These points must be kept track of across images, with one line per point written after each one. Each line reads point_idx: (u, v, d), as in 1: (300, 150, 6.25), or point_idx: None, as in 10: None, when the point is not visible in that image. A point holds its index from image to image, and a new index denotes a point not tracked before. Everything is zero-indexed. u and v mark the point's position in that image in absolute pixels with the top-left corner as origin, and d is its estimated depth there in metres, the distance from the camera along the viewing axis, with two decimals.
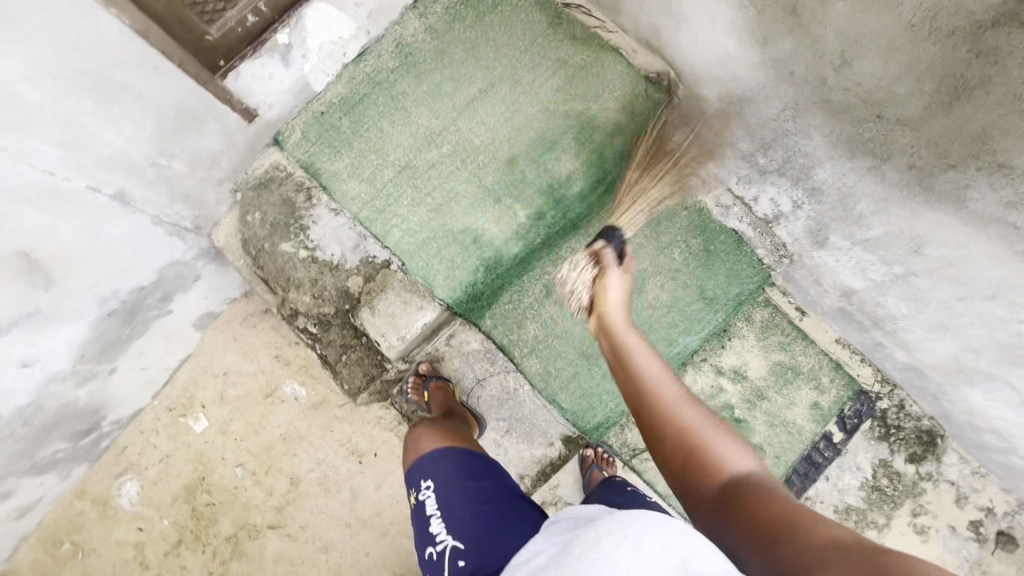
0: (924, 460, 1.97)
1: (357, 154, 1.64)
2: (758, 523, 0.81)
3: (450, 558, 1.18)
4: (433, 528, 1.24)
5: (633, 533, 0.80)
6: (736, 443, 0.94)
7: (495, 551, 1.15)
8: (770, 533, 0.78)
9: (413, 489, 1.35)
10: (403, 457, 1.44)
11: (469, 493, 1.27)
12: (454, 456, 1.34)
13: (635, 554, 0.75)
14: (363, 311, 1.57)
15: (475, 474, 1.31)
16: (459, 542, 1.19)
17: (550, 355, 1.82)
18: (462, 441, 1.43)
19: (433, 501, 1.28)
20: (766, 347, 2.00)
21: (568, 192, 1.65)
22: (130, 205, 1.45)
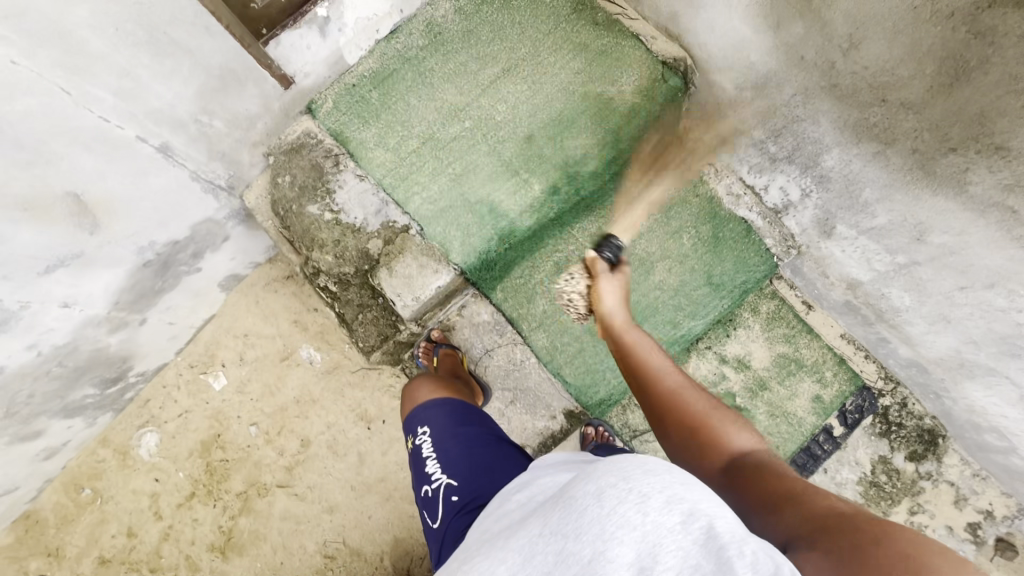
0: (924, 459, 1.98)
1: (384, 125, 1.74)
2: (767, 497, 0.87)
3: (442, 495, 1.31)
4: (428, 468, 1.38)
5: (596, 479, 0.74)
6: (743, 428, 1.03)
7: (482, 489, 1.28)
8: (779, 505, 0.85)
9: (410, 435, 1.50)
10: (403, 407, 1.60)
11: (459, 438, 1.40)
12: (446, 406, 1.49)
13: (598, 503, 0.69)
14: (381, 271, 1.64)
15: (464, 421, 1.45)
16: (452, 480, 1.32)
17: (557, 330, 1.89)
18: (456, 394, 1.58)
19: (429, 445, 1.42)
20: (771, 338, 2.03)
21: (582, 170, 1.75)
22: (172, 157, 1.57)
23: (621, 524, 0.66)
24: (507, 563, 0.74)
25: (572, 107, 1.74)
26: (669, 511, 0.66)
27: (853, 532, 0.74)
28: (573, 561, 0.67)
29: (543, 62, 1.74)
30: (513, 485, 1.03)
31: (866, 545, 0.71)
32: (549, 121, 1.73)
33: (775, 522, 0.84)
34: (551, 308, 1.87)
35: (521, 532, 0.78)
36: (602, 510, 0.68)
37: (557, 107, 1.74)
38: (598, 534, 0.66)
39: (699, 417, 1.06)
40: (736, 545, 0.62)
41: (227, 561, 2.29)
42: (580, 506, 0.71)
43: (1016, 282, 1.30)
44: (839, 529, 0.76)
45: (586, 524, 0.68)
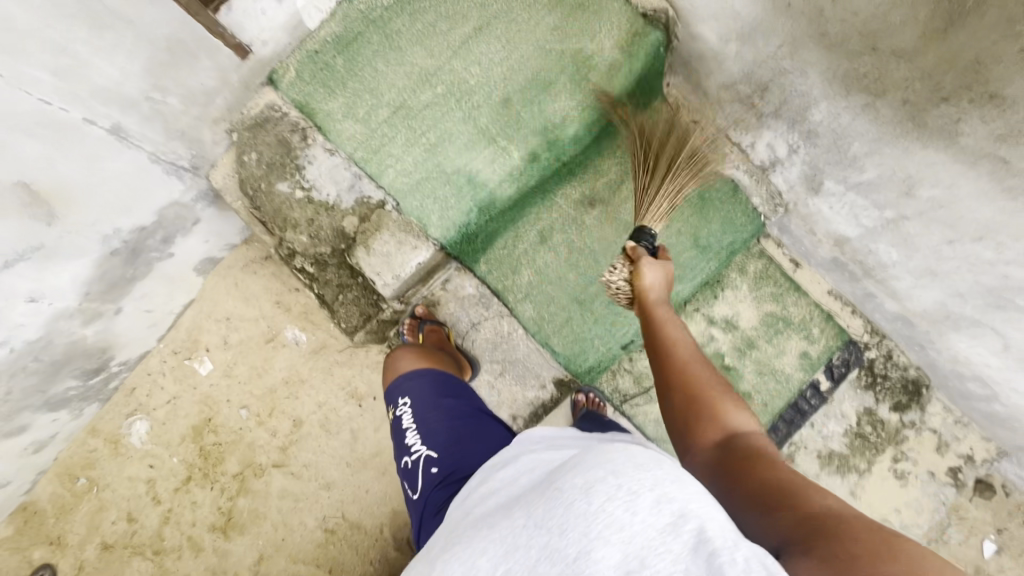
0: (908, 409, 2.01)
1: (351, 94, 1.64)
2: (757, 486, 0.87)
3: (423, 466, 1.31)
4: (409, 439, 1.37)
5: (584, 472, 0.75)
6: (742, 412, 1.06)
7: (464, 460, 1.28)
8: (766, 494, 0.85)
9: (390, 405, 1.49)
10: (384, 377, 1.59)
11: (441, 409, 1.40)
12: (428, 377, 1.49)
13: (586, 500, 0.71)
14: (359, 250, 1.59)
15: (447, 393, 1.45)
16: (433, 452, 1.32)
17: (542, 301, 1.86)
18: (437, 364, 1.58)
19: (409, 416, 1.42)
20: (759, 297, 2.03)
21: (562, 135, 1.68)
22: (127, 138, 1.48)
23: (610, 523, 0.68)
24: (490, 553, 0.75)
25: (550, 66, 1.63)
26: (659, 513, 0.68)
27: (834, 530, 0.73)
28: (558, 558, 0.69)
29: (518, 19, 1.62)
30: (495, 465, 1.03)
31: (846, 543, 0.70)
32: (527, 82, 1.63)
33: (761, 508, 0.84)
34: (537, 279, 1.84)
35: (501, 526, 0.78)
36: (591, 508, 0.70)
37: (534, 66, 1.63)
38: (586, 533, 0.68)
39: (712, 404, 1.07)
40: (726, 550, 0.62)
41: (229, 540, 2.31)
42: (568, 502, 0.72)
43: (1005, 234, 1.28)
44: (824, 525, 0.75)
45: (572, 521, 0.70)
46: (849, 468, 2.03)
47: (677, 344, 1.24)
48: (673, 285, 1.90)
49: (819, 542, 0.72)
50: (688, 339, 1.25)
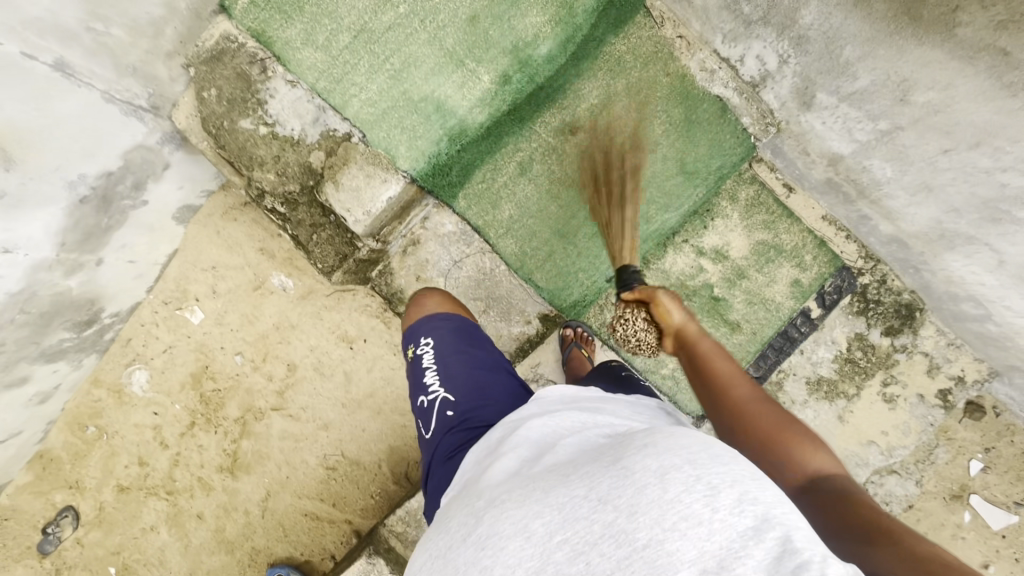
0: (900, 333, 1.98)
1: (309, 20, 1.53)
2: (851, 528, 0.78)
3: (438, 408, 1.33)
4: (427, 379, 1.38)
5: (657, 457, 0.72)
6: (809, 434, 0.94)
7: (480, 409, 1.29)
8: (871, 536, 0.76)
9: (411, 344, 1.48)
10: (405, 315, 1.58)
11: (464, 358, 1.39)
12: (453, 323, 1.46)
13: (663, 487, 0.67)
14: (327, 186, 1.53)
15: (473, 342, 1.43)
16: (450, 395, 1.33)
17: (524, 235, 1.82)
18: (461, 311, 1.55)
19: (430, 356, 1.41)
20: (750, 226, 1.98)
21: (534, 55, 1.53)
22: (73, 76, 1.41)
23: (686, 515, 0.65)
24: (545, 519, 0.71)
25: None
26: (744, 514, 0.65)
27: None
28: (625, 540, 0.65)
29: None
30: (519, 424, 1.00)
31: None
32: None
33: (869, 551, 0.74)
34: (518, 213, 1.81)
35: (557, 491, 0.74)
36: (667, 496, 0.67)
37: None
38: (659, 521, 0.65)
39: (785, 437, 0.92)
40: (817, 561, 0.60)
41: (237, 480, 2.41)
42: (640, 486, 0.68)
43: (1004, 137, 1.20)
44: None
45: (647, 506, 0.66)
46: (838, 394, 2.03)
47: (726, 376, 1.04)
48: (660, 214, 1.83)
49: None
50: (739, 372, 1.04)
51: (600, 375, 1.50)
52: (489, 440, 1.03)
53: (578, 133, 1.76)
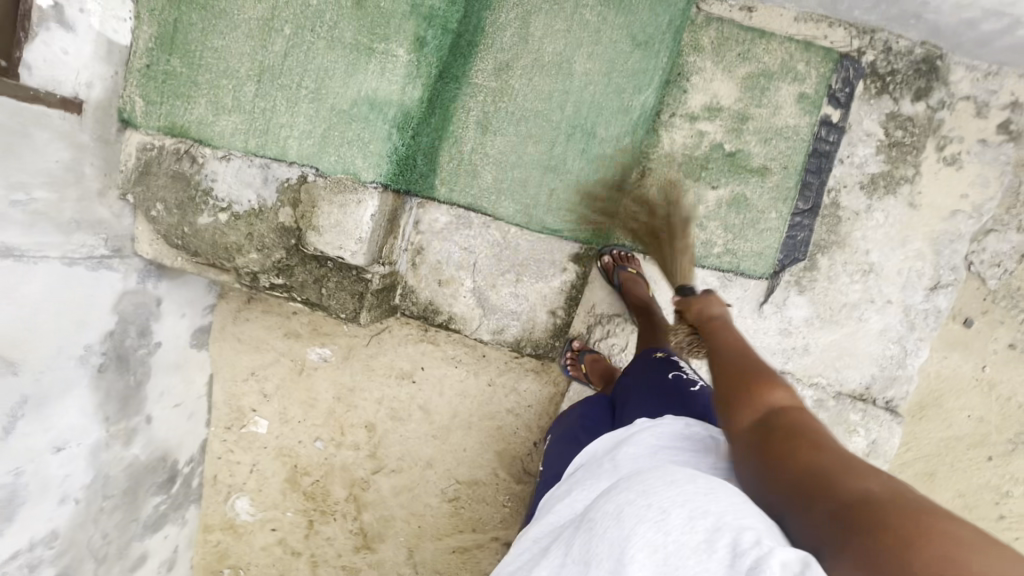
0: (932, 91, 1.83)
1: (209, 88, 1.45)
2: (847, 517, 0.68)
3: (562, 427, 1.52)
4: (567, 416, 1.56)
5: (617, 499, 0.83)
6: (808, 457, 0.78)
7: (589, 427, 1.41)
8: (800, 483, 0.76)
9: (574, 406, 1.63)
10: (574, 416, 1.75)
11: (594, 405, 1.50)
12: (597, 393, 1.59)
13: (617, 525, 0.78)
14: (309, 236, 1.43)
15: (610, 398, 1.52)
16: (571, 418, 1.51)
17: (516, 189, 1.72)
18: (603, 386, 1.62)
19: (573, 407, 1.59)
20: (729, 64, 1.84)
21: (435, 3, 1.38)
22: (23, 256, 1.31)
23: (648, 544, 0.73)
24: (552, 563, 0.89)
25: None
26: (692, 527, 0.72)
27: (880, 522, 0.65)
28: None
29: None
30: (568, 480, 1.11)
31: (899, 537, 0.62)
32: None
33: (801, 506, 0.74)
34: (501, 173, 1.70)
35: (550, 561, 0.89)
36: (622, 534, 0.76)
37: None
38: (619, 566, 0.74)
39: (746, 386, 0.95)
40: (751, 550, 0.66)
41: (377, 552, 2.33)
42: (602, 530, 0.80)
43: None
44: (882, 514, 0.65)
45: (607, 552, 0.77)
46: (898, 182, 1.87)
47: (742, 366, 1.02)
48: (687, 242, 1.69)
49: (872, 546, 0.63)
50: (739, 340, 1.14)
51: (644, 383, 1.37)
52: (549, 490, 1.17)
53: (515, 66, 1.65)
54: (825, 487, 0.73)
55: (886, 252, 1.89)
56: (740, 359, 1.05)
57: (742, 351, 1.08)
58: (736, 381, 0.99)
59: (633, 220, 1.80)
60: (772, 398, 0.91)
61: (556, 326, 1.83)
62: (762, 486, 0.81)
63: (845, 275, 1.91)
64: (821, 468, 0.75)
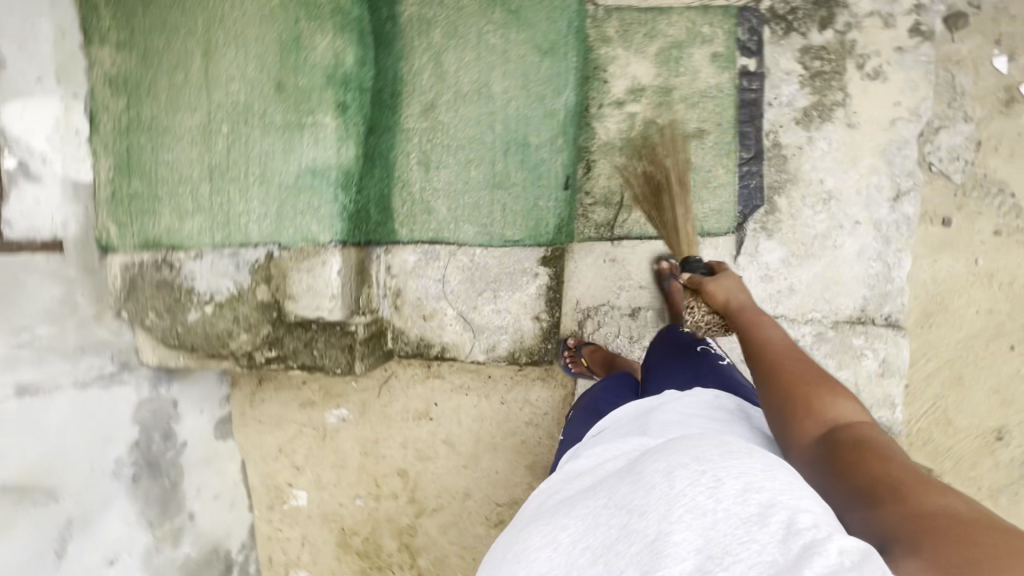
0: (835, 17, 1.90)
1: (170, 198, 1.59)
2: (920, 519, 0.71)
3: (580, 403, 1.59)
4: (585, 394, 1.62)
5: (670, 462, 0.89)
6: (884, 466, 0.83)
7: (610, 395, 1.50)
8: (873, 489, 0.80)
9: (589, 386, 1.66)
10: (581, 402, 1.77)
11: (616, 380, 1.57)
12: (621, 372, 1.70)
13: (669, 484, 0.85)
14: (289, 304, 1.58)
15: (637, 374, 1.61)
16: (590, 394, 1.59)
17: (471, 213, 1.81)
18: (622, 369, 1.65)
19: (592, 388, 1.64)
20: (639, 46, 1.93)
21: (347, 69, 1.51)
22: (39, 390, 1.45)
23: (696, 507, 0.80)
24: (586, 509, 0.94)
25: (284, 24, 1.49)
26: (748, 501, 0.79)
27: (961, 530, 0.68)
28: (635, 535, 0.82)
29: (225, 15, 1.51)
30: (598, 440, 1.23)
31: (977, 542, 0.65)
32: (281, 55, 1.50)
33: (868, 506, 0.78)
34: (453, 202, 1.80)
35: (585, 506, 0.95)
36: (673, 491, 0.84)
37: (273, 35, 1.50)
38: (665, 517, 0.81)
39: (817, 395, 1.00)
40: (809, 530, 0.72)
41: None
42: (651, 485, 0.87)
43: None
44: (958, 522, 0.69)
45: (653, 503, 0.84)
46: (830, 108, 1.92)
47: (798, 370, 1.06)
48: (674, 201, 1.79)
49: (948, 549, 0.65)
50: (787, 341, 1.17)
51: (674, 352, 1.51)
52: (575, 450, 1.27)
53: (440, 102, 1.76)
54: (903, 494, 0.77)
55: (840, 176, 1.93)
56: (795, 361, 1.10)
57: (793, 354, 1.12)
58: (795, 385, 1.03)
59: (599, 225, 1.96)
60: (839, 411, 0.97)
61: (544, 329, 1.90)
62: (831, 488, 0.86)
63: (807, 208, 1.94)
64: (893, 478, 0.80)
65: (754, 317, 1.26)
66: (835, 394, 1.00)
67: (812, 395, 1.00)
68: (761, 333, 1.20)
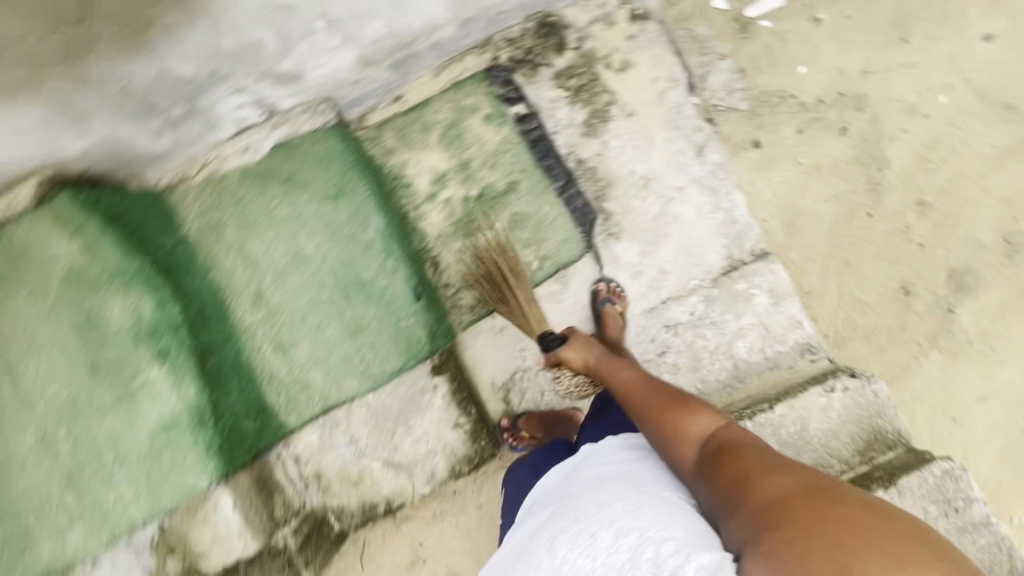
0: (565, 38, 2.08)
1: (36, 527, 1.47)
2: (777, 510, 0.92)
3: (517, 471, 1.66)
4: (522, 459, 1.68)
5: (566, 533, 1.12)
6: (744, 463, 1.05)
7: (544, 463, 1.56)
8: (743, 491, 1.01)
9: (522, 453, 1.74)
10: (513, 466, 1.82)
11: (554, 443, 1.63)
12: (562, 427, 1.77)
13: (563, 557, 1.08)
14: (203, 563, 1.65)
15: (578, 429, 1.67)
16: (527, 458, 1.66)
17: (345, 367, 1.80)
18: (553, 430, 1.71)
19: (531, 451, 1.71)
20: (420, 140, 2.01)
21: (151, 320, 1.53)
22: None
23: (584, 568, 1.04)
24: None
25: (71, 311, 1.48)
26: (619, 547, 1.02)
27: (803, 512, 0.89)
28: None
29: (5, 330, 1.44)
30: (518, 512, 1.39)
31: (820, 521, 0.86)
32: (81, 340, 1.48)
33: (738, 508, 1.00)
34: (324, 366, 1.79)
35: None
36: (566, 561, 1.07)
37: (64, 326, 1.47)
38: None
39: (680, 415, 1.24)
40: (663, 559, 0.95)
41: None
42: (552, 561, 1.09)
43: None
44: (800, 504, 0.91)
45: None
46: (605, 109, 2.06)
47: (667, 400, 1.31)
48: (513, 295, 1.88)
49: (796, 534, 0.86)
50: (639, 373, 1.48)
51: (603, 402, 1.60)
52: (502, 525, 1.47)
53: (265, 288, 1.75)
54: (758, 490, 0.98)
55: (646, 159, 2.05)
56: (660, 391, 1.36)
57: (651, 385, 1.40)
58: (670, 417, 1.26)
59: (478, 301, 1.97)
60: (698, 423, 1.21)
61: (467, 429, 1.90)
62: (713, 497, 1.07)
63: (634, 198, 2.05)
64: (750, 472, 1.02)
65: (613, 369, 1.56)
66: (695, 409, 1.25)
67: (679, 416, 1.25)
68: (620, 376, 1.50)
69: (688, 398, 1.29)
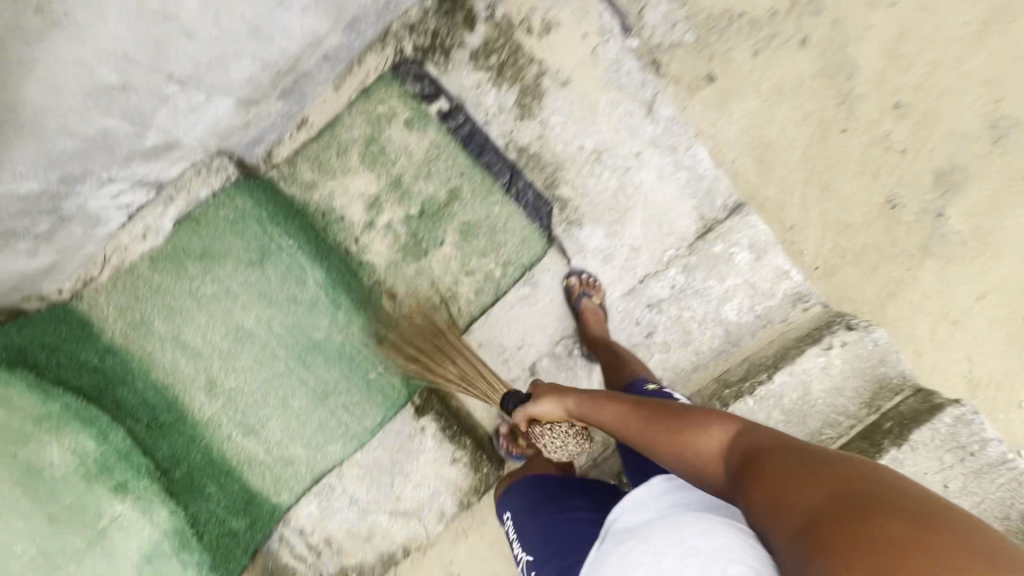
0: (473, 8, 1.78)
1: None
2: (826, 524, 0.73)
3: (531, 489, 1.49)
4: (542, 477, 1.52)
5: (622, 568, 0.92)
6: (782, 472, 0.83)
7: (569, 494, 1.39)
8: (783, 505, 0.80)
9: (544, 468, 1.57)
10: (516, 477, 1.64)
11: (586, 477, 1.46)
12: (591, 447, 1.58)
13: None
14: None
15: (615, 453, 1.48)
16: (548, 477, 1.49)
17: (325, 434, 1.71)
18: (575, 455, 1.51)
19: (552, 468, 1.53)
20: (342, 166, 1.73)
21: (98, 456, 1.46)
22: None
23: None
24: None
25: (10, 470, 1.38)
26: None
27: (853, 521, 0.71)
28: None
29: None
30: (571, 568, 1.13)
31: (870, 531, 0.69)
32: (30, 497, 1.39)
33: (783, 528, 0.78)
34: (303, 439, 1.69)
35: None
36: None
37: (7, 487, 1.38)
38: None
39: (689, 429, 1.02)
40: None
41: None
42: None
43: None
44: (849, 512, 0.72)
45: None
46: (535, 83, 1.81)
47: (670, 418, 1.06)
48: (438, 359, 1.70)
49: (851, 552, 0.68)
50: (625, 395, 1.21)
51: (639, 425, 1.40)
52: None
53: (214, 378, 1.61)
54: (803, 502, 0.78)
55: (591, 130, 1.84)
56: (657, 409, 1.11)
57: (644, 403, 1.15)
58: (682, 438, 1.01)
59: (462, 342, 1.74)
60: (715, 435, 0.98)
61: (469, 461, 1.82)
62: (753, 517, 0.85)
63: (588, 177, 1.85)
64: (790, 481, 0.81)
65: (595, 409, 1.24)
66: (703, 422, 1.02)
67: (691, 433, 1.01)
68: (603, 404, 1.23)
69: (692, 409, 1.06)
